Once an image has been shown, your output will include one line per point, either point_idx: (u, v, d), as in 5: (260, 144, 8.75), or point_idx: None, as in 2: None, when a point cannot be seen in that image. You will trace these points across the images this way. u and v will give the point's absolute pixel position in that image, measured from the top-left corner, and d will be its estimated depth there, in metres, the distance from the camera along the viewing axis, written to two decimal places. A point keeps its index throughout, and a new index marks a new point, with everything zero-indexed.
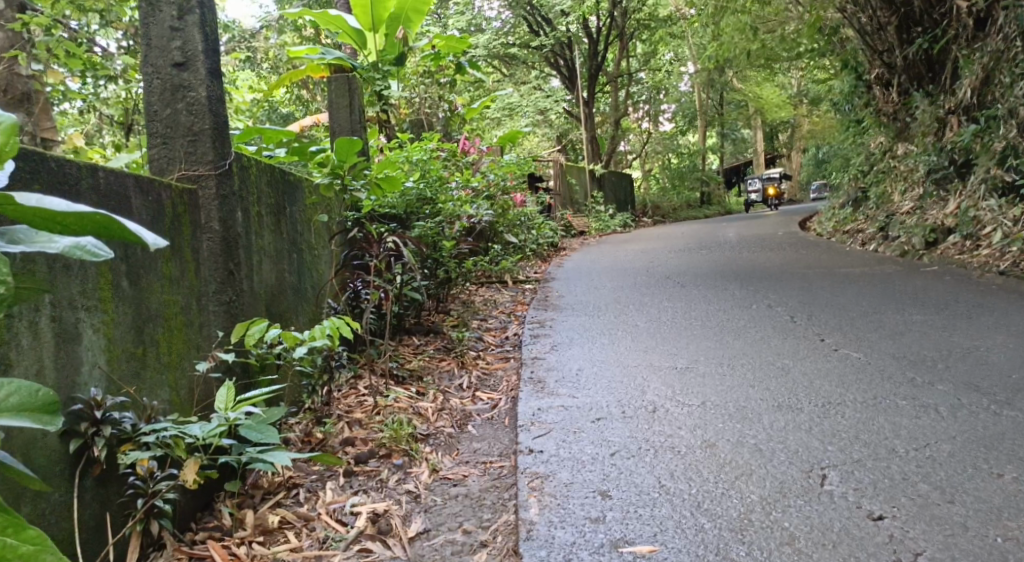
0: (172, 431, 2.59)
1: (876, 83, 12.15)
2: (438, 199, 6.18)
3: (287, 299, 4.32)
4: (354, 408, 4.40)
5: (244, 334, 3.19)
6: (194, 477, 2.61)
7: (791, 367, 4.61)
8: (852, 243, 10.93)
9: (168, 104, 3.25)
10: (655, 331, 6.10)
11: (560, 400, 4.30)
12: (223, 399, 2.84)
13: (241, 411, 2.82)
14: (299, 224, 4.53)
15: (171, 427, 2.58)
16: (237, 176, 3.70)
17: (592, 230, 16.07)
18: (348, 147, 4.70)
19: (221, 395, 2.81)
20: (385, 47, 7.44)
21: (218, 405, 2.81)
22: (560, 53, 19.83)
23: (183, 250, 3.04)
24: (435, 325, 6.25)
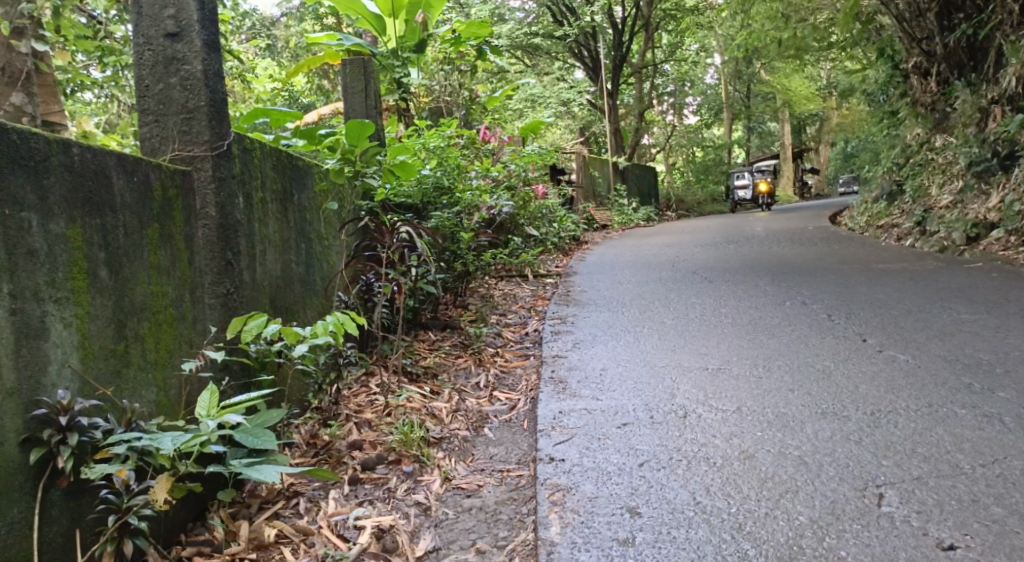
0: (147, 440, 2.33)
1: (913, 73, 11.72)
2: (456, 189, 5.93)
3: (294, 291, 4.07)
4: (363, 408, 4.16)
5: (241, 329, 2.94)
6: (169, 495, 2.31)
7: (832, 369, 4.29)
8: (886, 238, 10.53)
9: (160, 78, 3.00)
10: (683, 328, 5.80)
11: (583, 403, 4.02)
12: (206, 405, 2.55)
13: (223, 419, 2.52)
14: (307, 212, 4.27)
15: (145, 435, 2.32)
16: (239, 158, 3.45)
17: (615, 224, 15.76)
18: (360, 130, 4.43)
19: (205, 399, 2.55)
20: (406, 33, 7.17)
21: (199, 411, 2.52)
22: (584, 43, 19.51)
23: (175, 239, 2.80)
24: (451, 320, 5.99)
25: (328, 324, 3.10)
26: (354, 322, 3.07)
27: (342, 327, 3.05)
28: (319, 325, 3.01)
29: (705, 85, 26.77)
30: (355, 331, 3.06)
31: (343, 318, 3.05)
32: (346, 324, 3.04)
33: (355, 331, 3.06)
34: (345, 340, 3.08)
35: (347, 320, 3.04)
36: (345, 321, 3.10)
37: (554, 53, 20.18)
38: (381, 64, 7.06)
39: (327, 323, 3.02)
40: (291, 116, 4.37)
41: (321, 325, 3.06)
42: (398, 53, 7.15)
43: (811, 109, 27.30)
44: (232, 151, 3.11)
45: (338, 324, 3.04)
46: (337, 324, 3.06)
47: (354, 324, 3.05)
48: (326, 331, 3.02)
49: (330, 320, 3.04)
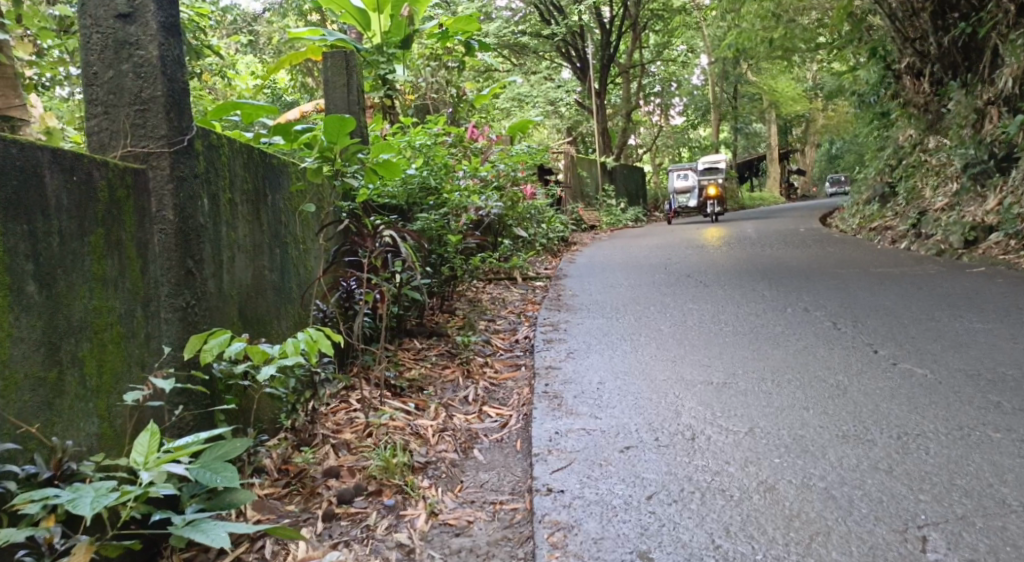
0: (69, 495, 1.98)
1: (907, 73, 11.48)
2: (444, 190, 5.62)
3: (268, 300, 3.74)
4: (342, 427, 3.83)
5: (201, 348, 2.61)
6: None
7: (847, 385, 3.99)
8: (881, 241, 10.26)
9: (110, 64, 2.66)
10: (682, 337, 5.50)
11: (580, 422, 3.72)
12: (143, 450, 2.21)
13: (161, 470, 2.18)
14: (282, 214, 3.94)
15: (65, 491, 1.97)
16: (204, 154, 3.12)
17: (602, 225, 15.44)
18: (339, 127, 4.04)
19: (143, 442, 2.22)
20: (391, 27, 6.81)
21: (134, 458, 2.19)
22: (572, 43, 19.19)
23: (125, 245, 2.46)
24: (438, 327, 5.67)
25: (300, 342, 2.74)
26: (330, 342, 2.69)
27: (315, 346, 2.68)
28: (288, 344, 2.65)
29: (691, 85, 26.49)
30: (330, 352, 2.69)
31: (316, 336, 2.68)
32: (319, 343, 2.67)
33: (331, 352, 2.69)
34: (318, 363, 2.71)
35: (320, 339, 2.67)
36: (320, 339, 2.73)
37: (541, 51, 19.86)
38: (365, 60, 6.72)
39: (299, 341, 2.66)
40: (264, 110, 3.94)
41: (290, 345, 2.70)
42: (384, 48, 6.86)
43: (798, 110, 26.99)
44: (194, 147, 2.78)
45: (310, 344, 2.67)
46: (310, 342, 2.69)
47: (330, 345, 2.67)
48: (296, 352, 2.66)
49: (301, 338, 2.67)
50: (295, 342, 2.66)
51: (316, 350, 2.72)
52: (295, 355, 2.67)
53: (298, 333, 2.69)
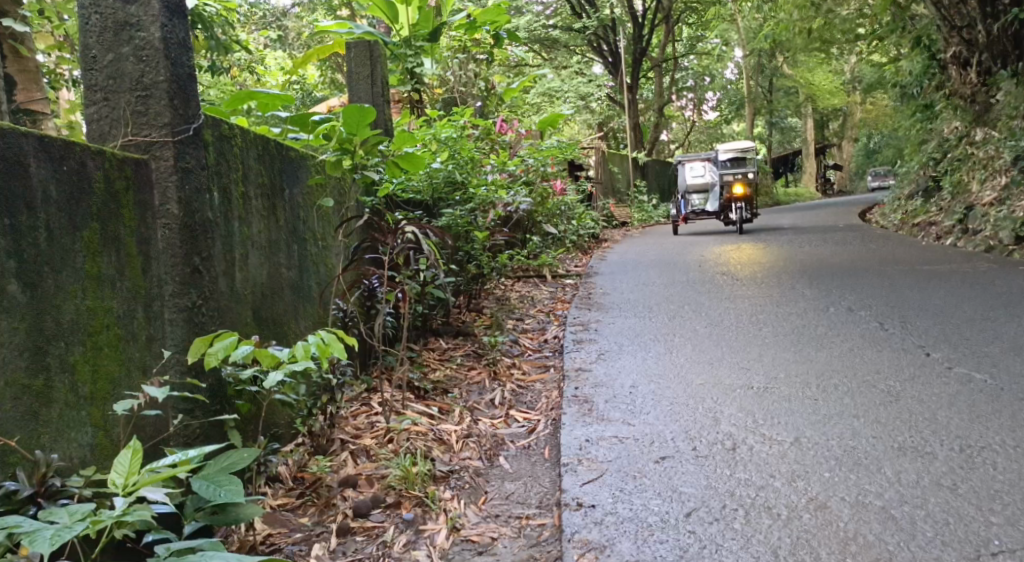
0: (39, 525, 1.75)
1: (952, 62, 11.09)
2: (470, 184, 5.46)
3: (284, 299, 3.58)
4: (362, 431, 3.68)
5: (205, 352, 2.43)
6: None
7: (899, 391, 3.73)
8: (925, 237, 9.92)
9: (110, 47, 2.50)
10: (718, 338, 5.25)
11: (613, 430, 3.51)
12: (124, 469, 1.96)
13: (143, 494, 1.93)
14: (299, 209, 3.78)
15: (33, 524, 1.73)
16: (214, 146, 2.96)
17: (634, 221, 15.14)
18: (358, 119, 3.82)
19: (124, 462, 1.97)
20: (419, 20, 6.59)
21: (113, 481, 1.94)
22: (604, 36, 18.91)
23: (124, 242, 2.30)
24: (465, 326, 5.50)
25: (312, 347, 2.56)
26: (344, 347, 2.50)
27: (327, 352, 2.49)
28: (298, 349, 2.47)
29: (725, 80, 26.02)
30: (343, 357, 2.49)
31: (328, 340, 2.49)
32: (331, 348, 2.48)
33: (344, 357, 2.50)
34: (330, 370, 2.52)
35: (333, 344, 2.48)
36: (332, 343, 2.54)
37: (572, 45, 19.59)
38: (392, 53, 6.67)
39: (309, 346, 2.48)
40: (281, 99, 3.76)
41: (300, 349, 2.52)
42: (412, 41, 6.72)
43: (835, 104, 26.44)
44: (202, 137, 2.62)
45: (323, 349, 2.48)
46: (322, 347, 2.50)
47: (343, 349, 2.48)
48: (307, 357, 2.46)
49: (312, 342, 2.49)
50: (305, 346, 2.48)
51: (328, 355, 2.53)
52: (305, 361, 2.48)
53: (309, 337, 2.50)
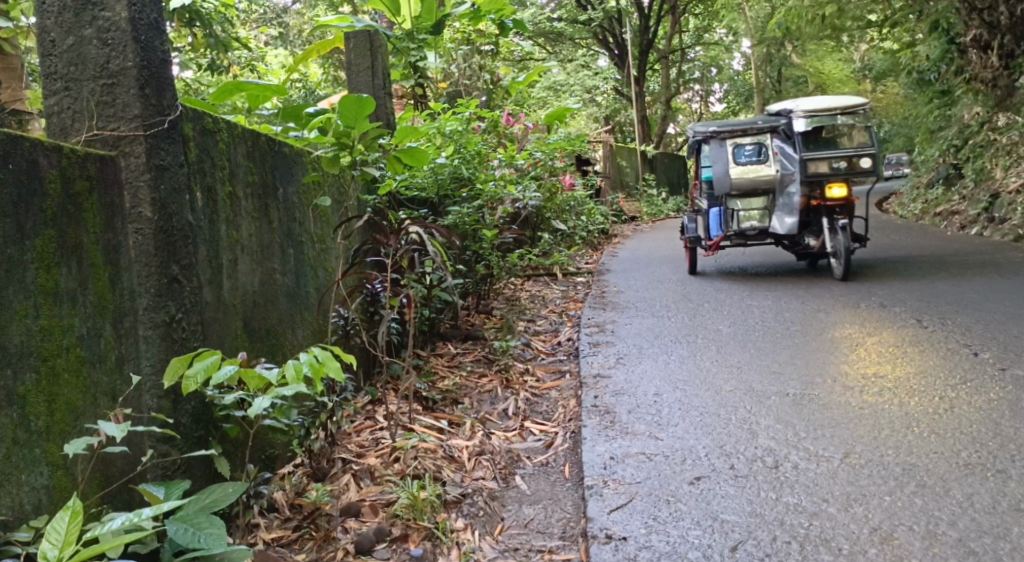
0: None
1: (973, 45, 10.41)
2: (477, 179, 5.16)
3: (279, 308, 3.29)
4: (366, 449, 3.40)
5: (182, 374, 2.12)
6: None
7: (950, 398, 3.44)
8: (948, 228, 9.57)
9: (70, 30, 2.21)
10: (744, 339, 4.96)
11: (639, 445, 3.24)
12: (58, 536, 1.60)
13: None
14: (294, 209, 3.49)
15: None
16: (195, 141, 2.67)
17: (645, 216, 14.79)
18: (355, 109, 3.50)
19: (60, 527, 1.61)
20: (420, 13, 6.28)
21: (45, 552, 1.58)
22: (610, 28, 18.56)
23: (87, 250, 2.01)
24: (475, 329, 5.22)
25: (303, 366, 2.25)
26: (341, 367, 2.19)
27: (321, 372, 2.19)
28: (288, 369, 2.16)
29: (732, 71, 25.55)
30: (340, 378, 2.19)
31: (323, 359, 2.18)
32: (327, 368, 2.17)
33: (341, 379, 2.19)
34: (324, 392, 2.22)
35: (328, 363, 2.16)
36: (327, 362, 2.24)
37: (577, 39, 19.24)
38: (394, 46, 6.39)
39: (301, 365, 2.17)
40: (271, 90, 3.44)
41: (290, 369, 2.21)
42: (414, 34, 6.41)
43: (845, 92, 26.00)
44: (179, 131, 2.33)
45: (316, 367, 2.17)
46: (315, 366, 2.19)
47: (340, 369, 2.17)
48: (298, 378, 2.16)
49: (303, 361, 2.18)
50: (296, 365, 2.17)
51: (322, 374, 2.22)
52: (296, 382, 2.17)
53: (301, 355, 2.19)
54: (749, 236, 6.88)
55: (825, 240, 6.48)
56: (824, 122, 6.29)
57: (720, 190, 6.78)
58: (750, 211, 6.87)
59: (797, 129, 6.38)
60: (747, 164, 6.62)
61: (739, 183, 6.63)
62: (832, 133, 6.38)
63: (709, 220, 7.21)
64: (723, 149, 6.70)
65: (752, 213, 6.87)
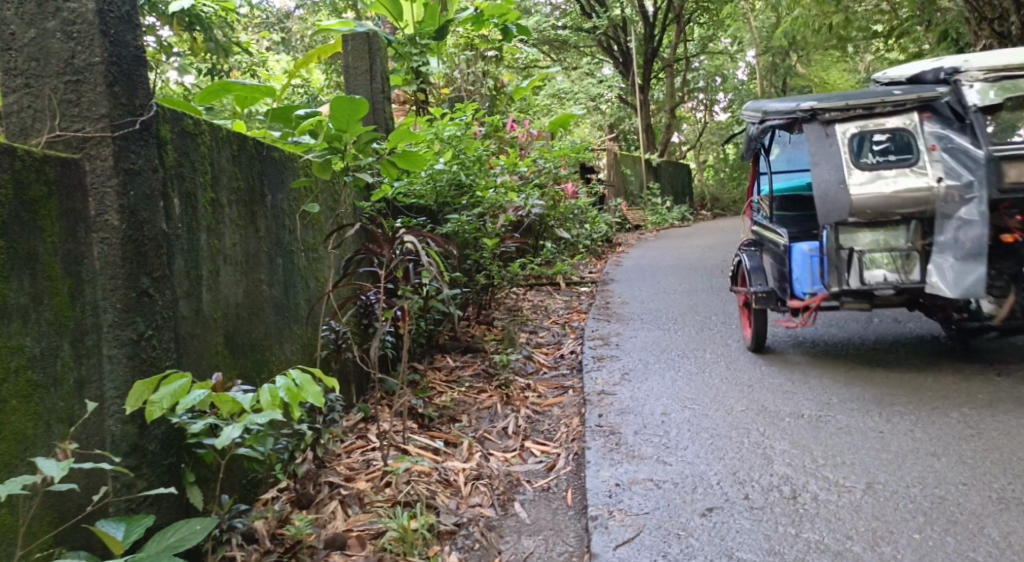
0: None
1: None
2: (477, 186, 4.98)
3: (266, 321, 3.11)
4: (356, 472, 3.21)
5: (147, 399, 1.94)
6: None
7: (976, 422, 3.25)
8: None
9: (31, 22, 2.03)
10: (754, 354, 4.76)
11: (646, 471, 3.05)
12: None
13: None
14: (282, 217, 3.30)
15: None
16: (174, 145, 2.49)
17: (649, 225, 14.58)
18: (348, 112, 3.31)
19: None
20: (424, 18, 6.16)
21: None
22: (615, 36, 18.39)
23: (43, 262, 1.84)
24: (474, 341, 5.03)
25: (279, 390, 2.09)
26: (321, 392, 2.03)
27: (299, 399, 2.02)
28: (262, 393, 1.99)
29: (736, 80, 25.36)
30: (320, 405, 2.02)
31: (301, 383, 2.02)
32: (306, 394, 2.01)
33: (321, 406, 2.03)
34: (302, 419, 2.05)
35: (307, 388, 2.00)
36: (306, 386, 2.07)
37: (582, 46, 19.09)
38: (396, 51, 6.26)
39: (277, 390, 2.01)
40: (260, 91, 3.26)
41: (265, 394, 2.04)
42: (416, 39, 6.27)
43: None
44: (154, 132, 2.15)
45: (294, 393, 2.01)
46: (293, 391, 2.03)
47: (320, 395, 2.01)
48: (275, 404, 1.99)
49: (280, 386, 2.01)
50: (272, 390, 2.00)
51: (300, 400, 2.06)
52: (273, 407, 2.00)
53: (278, 378, 2.02)
54: (874, 301, 3.83)
55: (1018, 298, 3.62)
56: (1018, 90, 3.70)
57: (823, 214, 3.83)
58: (877, 246, 3.74)
59: (971, 103, 3.69)
60: (871, 167, 3.72)
61: (861, 205, 3.68)
62: (1018, 114, 3.74)
63: (790, 267, 4.14)
64: (833, 141, 3.85)
65: (878, 254, 3.74)
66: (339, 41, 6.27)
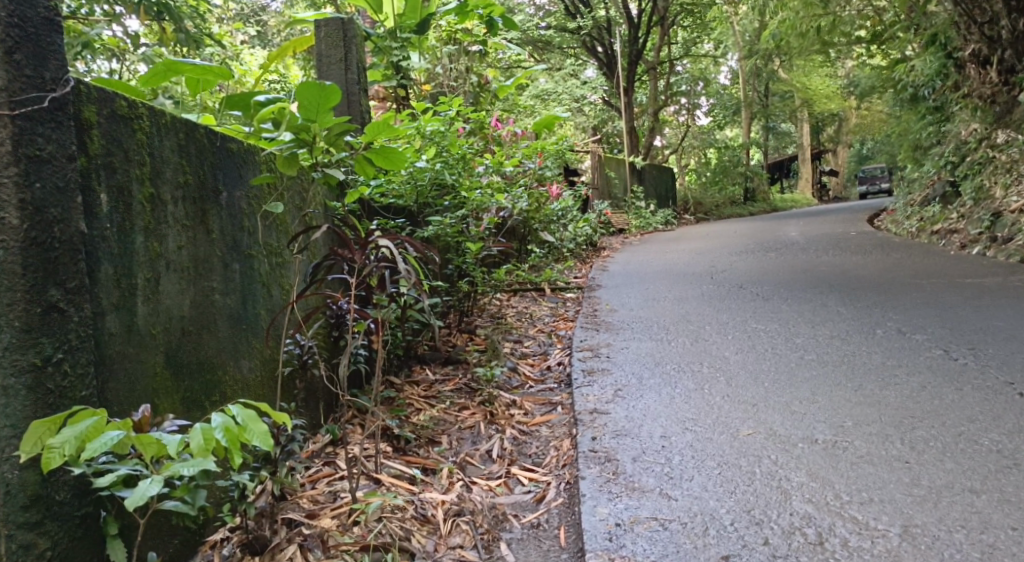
0: None
1: (971, 61, 10.19)
2: (461, 186, 4.62)
3: (220, 335, 2.74)
4: (321, 505, 2.85)
5: (43, 442, 1.70)
6: None
7: (1009, 450, 2.94)
8: (947, 246, 8.95)
9: None
10: (754, 368, 4.43)
11: (646, 504, 2.73)
12: None
13: None
14: (240, 217, 2.92)
15: None
16: (99, 131, 2.15)
17: (632, 228, 14.24)
18: (318, 100, 2.93)
19: None
20: (405, 10, 5.93)
21: None
22: (599, 38, 18.08)
23: None
24: (456, 352, 4.68)
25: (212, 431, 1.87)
26: (266, 433, 1.88)
27: (239, 441, 1.86)
28: (194, 435, 1.81)
29: (718, 84, 25.09)
30: (264, 447, 1.87)
31: (241, 423, 1.87)
32: (247, 435, 1.85)
33: (267, 448, 1.87)
34: (241, 465, 1.89)
35: (249, 428, 1.85)
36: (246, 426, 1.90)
37: (566, 47, 18.84)
38: (375, 45, 5.84)
39: (212, 430, 1.83)
40: (214, 73, 2.88)
41: (196, 436, 1.83)
42: (397, 33, 5.94)
43: (832, 107, 25.66)
44: (69, 112, 1.96)
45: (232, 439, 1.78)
46: (231, 432, 1.86)
47: (265, 436, 1.85)
48: (210, 447, 1.81)
49: (216, 426, 1.85)
50: (207, 431, 1.84)
51: (238, 440, 1.86)
52: (206, 452, 1.82)
53: (213, 418, 1.86)
54: None
55: None
56: None
57: None
58: None
59: None
60: None
61: None
62: None
63: None
64: None
65: None
66: (309, 37, 5.81)
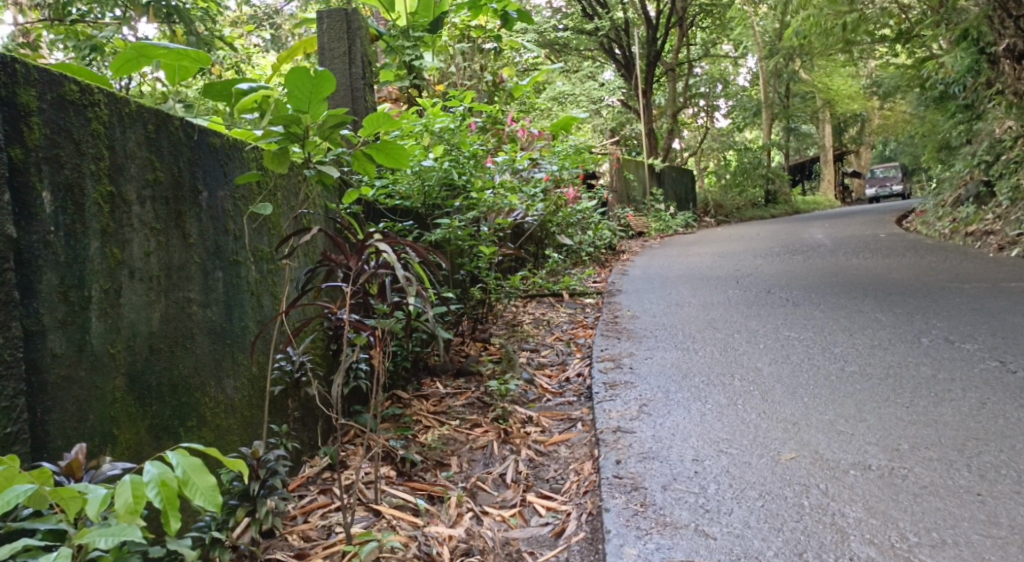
0: None
1: (1006, 56, 9.58)
2: (472, 187, 4.26)
3: (199, 351, 2.42)
4: (312, 543, 2.54)
5: None
6: None
7: None
8: (984, 248, 8.48)
9: None
10: (791, 381, 4.07)
11: (681, 545, 2.41)
12: None
13: None
14: (223, 218, 2.61)
15: None
16: (40, 119, 1.87)
17: (652, 232, 13.84)
18: (308, 86, 2.60)
19: None
20: (418, 8, 5.60)
21: None
22: (616, 39, 17.68)
23: None
24: (468, 363, 4.35)
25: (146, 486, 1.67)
26: (211, 490, 1.70)
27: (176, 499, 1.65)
28: (123, 491, 1.61)
29: (738, 85, 24.59)
30: (207, 505, 1.68)
31: (182, 476, 1.68)
32: (189, 489, 1.67)
33: (212, 507, 1.69)
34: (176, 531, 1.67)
35: (190, 481, 1.67)
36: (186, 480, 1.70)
37: (582, 49, 18.47)
38: (387, 44, 5.52)
39: (145, 486, 1.63)
40: (192, 59, 2.57)
41: (125, 492, 1.62)
42: (409, 32, 5.59)
43: (855, 107, 25.08)
44: None
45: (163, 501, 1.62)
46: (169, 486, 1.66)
47: (210, 492, 1.67)
48: (139, 506, 1.61)
49: (150, 481, 1.64)
50: (138, 487, 1.63)
51: (174, 498, 1.65)
52: (133, 515, 1.60)
53: (148, 470, 1.65)
54: None
55: None
56: None
57: None
58: None
59: None
60: None
61: None
62: None
63: None
64: None
65: None
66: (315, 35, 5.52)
